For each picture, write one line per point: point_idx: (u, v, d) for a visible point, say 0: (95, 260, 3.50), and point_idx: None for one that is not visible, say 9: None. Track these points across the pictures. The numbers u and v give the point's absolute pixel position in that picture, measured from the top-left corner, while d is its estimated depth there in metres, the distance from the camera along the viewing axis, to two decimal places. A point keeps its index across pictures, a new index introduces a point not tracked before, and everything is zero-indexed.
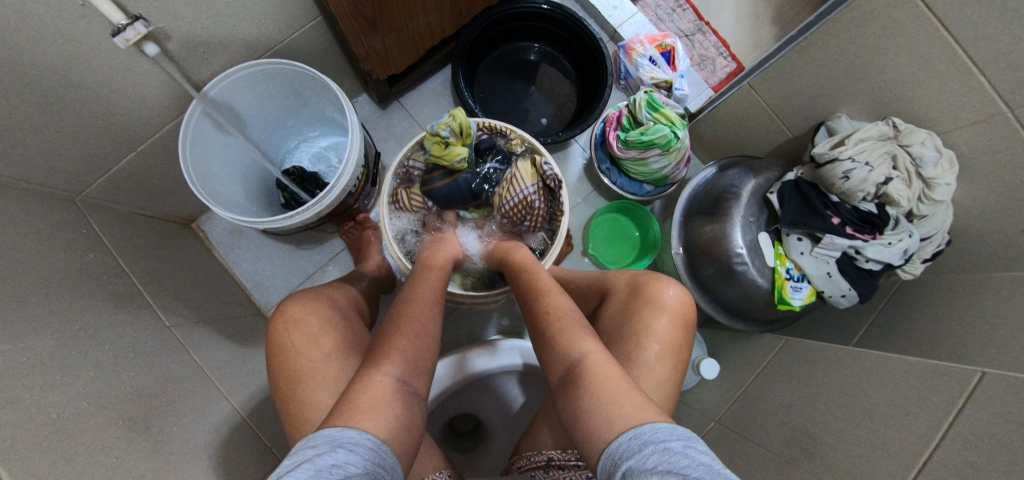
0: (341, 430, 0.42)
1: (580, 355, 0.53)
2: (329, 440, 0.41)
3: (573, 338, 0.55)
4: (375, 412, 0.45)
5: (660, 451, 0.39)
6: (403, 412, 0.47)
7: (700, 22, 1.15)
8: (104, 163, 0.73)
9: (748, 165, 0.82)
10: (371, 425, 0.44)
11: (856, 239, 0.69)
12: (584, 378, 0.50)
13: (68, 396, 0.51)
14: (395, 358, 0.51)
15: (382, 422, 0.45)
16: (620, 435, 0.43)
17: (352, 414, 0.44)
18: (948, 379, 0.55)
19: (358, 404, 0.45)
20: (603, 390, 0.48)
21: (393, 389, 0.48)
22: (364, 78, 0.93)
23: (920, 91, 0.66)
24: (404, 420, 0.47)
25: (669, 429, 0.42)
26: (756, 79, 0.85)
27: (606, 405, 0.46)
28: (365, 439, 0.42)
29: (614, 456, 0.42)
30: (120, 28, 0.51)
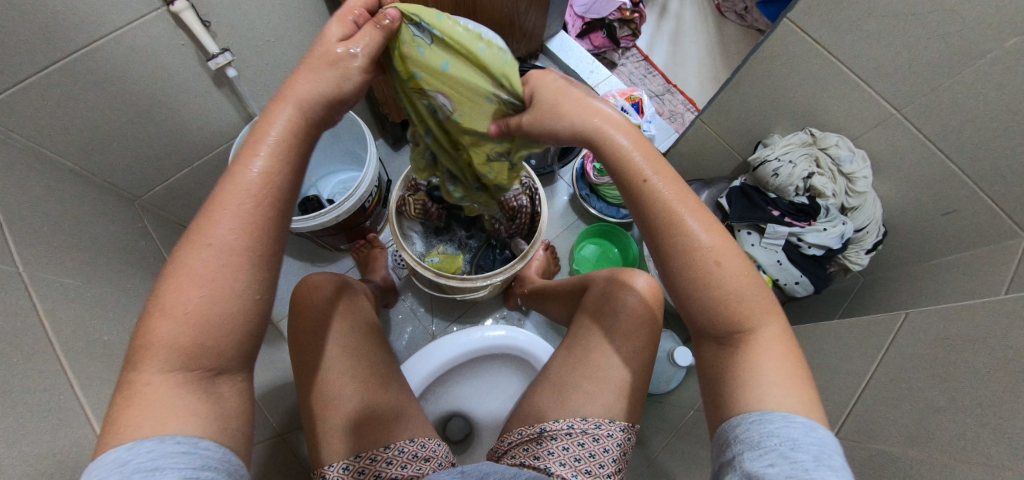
0: (108, 457, 0.36)
1: (753, 328, 0.47)
2: (117, 467, 0.35)
3: (749, 306, 0.47)
4: (161, 403, 0.39)
5: (786, 453, 0.39)
6: (202, 399, 0.41)
7: (668, 85, 1.37)
8: (166, 176, 0.90)
9: (704, 181, 0.96)
10: (176, 425, 0.39)
11: (795, 226, 0.79)
12: (753, 349, 0.46)
13: (114, 329, 0.61)
14: (168, 340, 0.39)
15: (178, 416, 0.39)
16: (745, 416, 0.43)
17: (126, 428, 0.37)
18: (878, 325, 0.62)
19: (133, 400, 0.38)
20: (769, 369, 0.45)
21: (177, 382, 0.40)
22: (383, 122, 1.13)
23: (828, 106, 0.82)
24: (201, 411, 0.40)
25: (806, 430, 0.41)
26: (705, 114, 1.02)
27: (762, 382, 0.45)
28: (174, 444, 0.38)
29: (736, 432, 0.43)
30: (214, 55, 0.74)
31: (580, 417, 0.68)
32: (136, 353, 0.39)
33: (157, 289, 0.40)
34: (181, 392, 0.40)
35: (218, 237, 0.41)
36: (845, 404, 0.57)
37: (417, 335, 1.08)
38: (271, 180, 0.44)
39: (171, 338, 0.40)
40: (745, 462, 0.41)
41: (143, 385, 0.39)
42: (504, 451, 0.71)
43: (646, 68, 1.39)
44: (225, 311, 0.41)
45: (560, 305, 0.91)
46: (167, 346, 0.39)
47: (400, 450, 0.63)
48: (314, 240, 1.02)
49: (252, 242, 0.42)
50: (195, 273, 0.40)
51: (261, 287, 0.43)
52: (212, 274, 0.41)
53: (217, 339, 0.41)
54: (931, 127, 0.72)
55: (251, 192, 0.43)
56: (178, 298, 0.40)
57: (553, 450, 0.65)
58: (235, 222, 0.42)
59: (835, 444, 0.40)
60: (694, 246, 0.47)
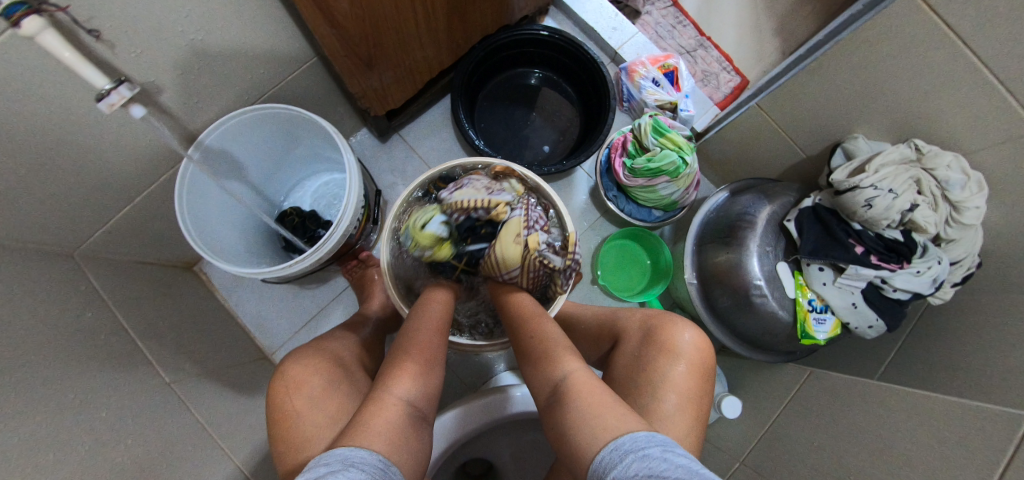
0: (347, 450, 0.43)
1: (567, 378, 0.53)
2: (343, 458, 0.41)
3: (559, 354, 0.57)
4: (386, 435, 0.45)
5: (643, 460, 0.41)
6: (413, 438, 0.48)
7: (701, 38, 1.13)
8: (100, 217, 0.71)
9: (763, 190, 0.79)
10: (375, 445, 0.44)
11: (883, 269, 0.65)
12: (572, 394, 0.51)
13: (63, 473, 0.49)
14: (405, 374, 0.53)
15: (385, 439, 0.45)
16: (603, 447, 0.44)
17: (365, 433, 0.45)
18: (997, 425, 0.51)
19: (369, 425, 0.46)
20: (585, 408, 0.49)
21: (407, 411, 0.49)
22: (363, 114, 0.91)
23: (941, 110, 0.63)
24: (407, 450, 0.47)
25: (648, 437, 0.43)
26: (765, 100, 0.82)
27: (587, 419, 0.47)
28: (376, 458, 0.42)
29: (597, 470, 0.43)
30: (104, 93, 0.49)
31: None
32: (386, 379, 0.52)
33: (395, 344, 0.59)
34: (401, 426, 0.47)
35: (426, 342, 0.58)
36: None
37: None
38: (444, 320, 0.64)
39: (409, 385, 0.52)
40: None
41: (385, 403, 0.49)
42: None
43: (676, 16, 1.13)
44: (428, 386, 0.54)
45: (588, 347, 0.75)
46: (405, 385, 0.51)
47: None
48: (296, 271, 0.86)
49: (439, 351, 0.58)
50: (421, 354, 0.56)
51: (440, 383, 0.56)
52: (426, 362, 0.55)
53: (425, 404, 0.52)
54: None
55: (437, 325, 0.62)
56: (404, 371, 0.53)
57: None
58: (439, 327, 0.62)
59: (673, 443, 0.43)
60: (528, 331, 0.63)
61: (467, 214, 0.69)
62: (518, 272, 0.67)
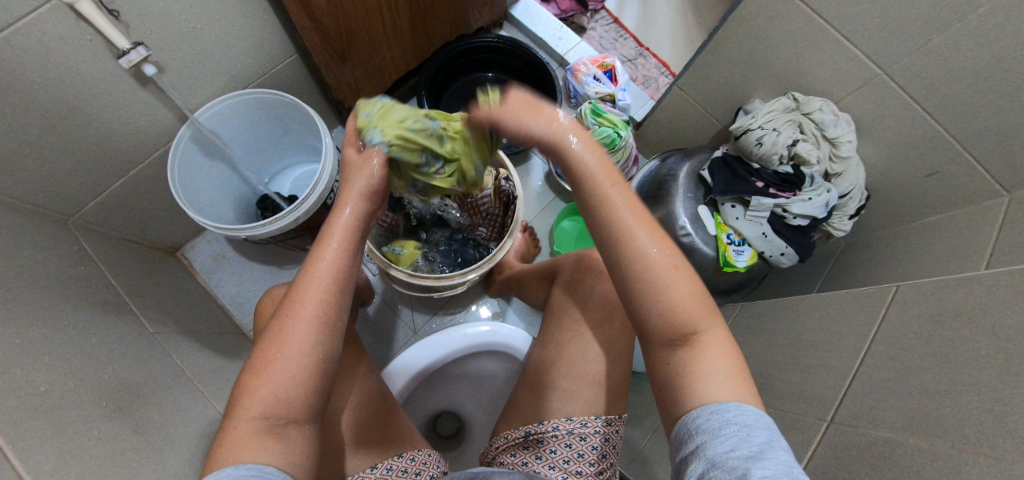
0: (222, 471, 0.41)
1: (702, 331, 0.44)
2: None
3: (688, 308, 0.45)
4: (254, 441, 0.43)
5: (743, 438, 0.38)
6: (279, 442, 0.44)
7: (639, 48, 1.30)
8: (99, 189, 0.81)
9: (684, 152, 0.92)
10: (250, 454, 0.42)
11: (780, 198, 0.76)
12: (704, 351, 0.44)
13: (55, 374, 0.55)
14: (269, 373, 0.46)
15: (263, 445, 0.43)
16: (701, 407, 0.41)
17: (234, 451, 0.42)
18: (869, 300, 0.60)
19: (230, 443, 0.43)
20: (717, 374, 0.42)
21: (258, 421, 0.44)
22: (340, 109, 1.05)
23: (809, 68, 0.78)
24: (286, 446, 0.45)
25: (757, 415, 0.39)
26: (683, 81, 0.97)
27: (715, 382, 0.42)
28: (245, 470, 0.41)
29: (692, 427, 0.41)
30: (125, 51, 0.65)
31: (565, 417, 0.66)
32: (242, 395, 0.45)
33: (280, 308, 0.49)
34: (263, 432, 0.44)
35: (303, 318, 0.47)
36: (838, 384, 0.56)
37: (397, 332, 1.04)
38: (345, 255, 0.51)
39: (272, 384, 0.45)
40: (707, 453, 0.38)
41: (235, 427, 0.44)
42: (493, 456, 0.69)
43: (617, 31, 1.31)
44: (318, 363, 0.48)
45: (537, 290, 0.88)
46: (267, 387, 0.45)
47: (388, 468, 0.61)
48: (274, 242, 0.95)
49: (330, 308, 0.49)
50: (286, 331, 0.47)
51: (334, 342, 0.49)
52: (320, 331, 0.48)
53: (295, 394, 0.46)
54: (918, 86, 0.68)
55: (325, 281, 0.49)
56: (271, 367, 0.46)
57: (541, 454, 0.64)
58: (327, 280, 0.49)
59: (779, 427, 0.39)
60: (638, 248, 0.45)
61: None
62: (490, 192, 0.81)
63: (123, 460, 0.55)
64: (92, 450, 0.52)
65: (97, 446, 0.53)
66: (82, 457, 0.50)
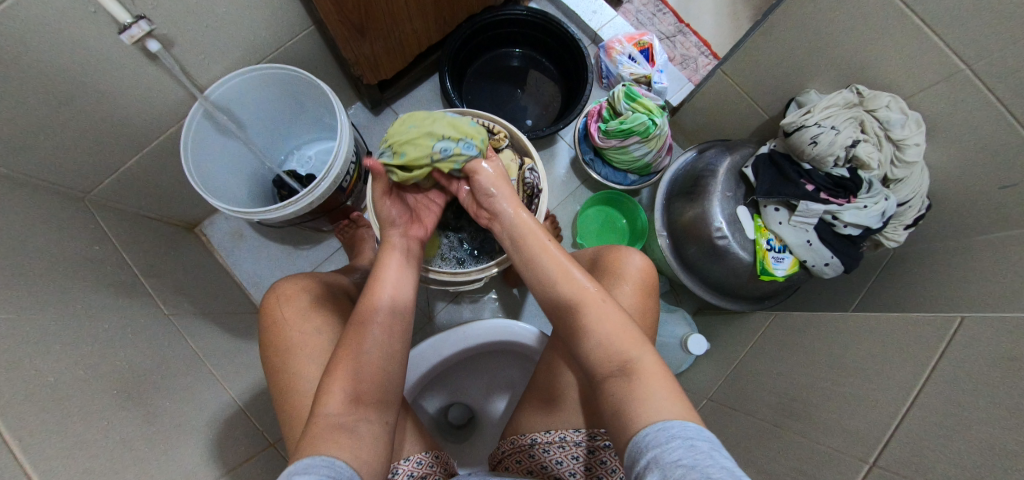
0: (301, 461, 0.43)
1: (634, 358, 0.47)
2: (291, 469, 0.42)
3: (618, 341, 0.49)
4: (334, 436, 0.46)
5: (688, 448, 0.37)
6: (350, 437, 0.47)
7: (680, 25, 1.20)
8: (113, 166, 0.79)
9: (725, 145, 0.85)
10: (327, 447, 0.45)
11: (831, 204, 0.70)
12: (637, 377, 0.46)
13: (67, 364, 0.54)
14: (348, 371, 0.51)
15: (338, 442, 0.46)
16: (648, 426, 0.41)
17: (309, 447, 0.45)
18: (927, 330, 0.54)
19: (309, 443, 0.45)
20: (655, 396, 0.44)
21: (335, 418, 0.47)
22: (358, 86, 0.99)
23: (880, 59, 0.69)
24: (357, 443, 0.47)
25: (698, 430, 0.40)
26: (728, 65, 0.88)
27: (648, 403, 0.43)
28: (320, 460, 0.43)
29: (638, 448, 0.41)
30: (127, 25, 0.59)
31: (572, 428, 0.63)
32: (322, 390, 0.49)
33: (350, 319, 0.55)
34: (342, 425, 0.47)
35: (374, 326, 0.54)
36: (885, 422, 0.51)
37: (412, 319, 1.02)
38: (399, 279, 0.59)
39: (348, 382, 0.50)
40: (657, 467, 0.37)
41: (316, 420, 0.47)
42: (499, 459, 0.67)
43: (656, 5, 1.20)
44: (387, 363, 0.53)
45: None
46: (344, 382, 0.50)
47: (394, 473, 0.59)
48: (290, 225, 0.93)
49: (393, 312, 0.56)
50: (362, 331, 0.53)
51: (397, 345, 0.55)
52: (381, 332, 0.54)
53: (373, 390, 0.51)
54: (1007, 86, 0.59)
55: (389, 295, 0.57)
56: (341, 370, 0.51)
57: (547, 464, 0.62)
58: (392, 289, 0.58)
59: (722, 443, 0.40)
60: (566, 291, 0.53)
61: None
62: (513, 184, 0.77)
63: (134, 453, 0.55)
64: (102, 445, 0.52)
65: (108, 440, 0.53)
66: (92, 453, 0.50)
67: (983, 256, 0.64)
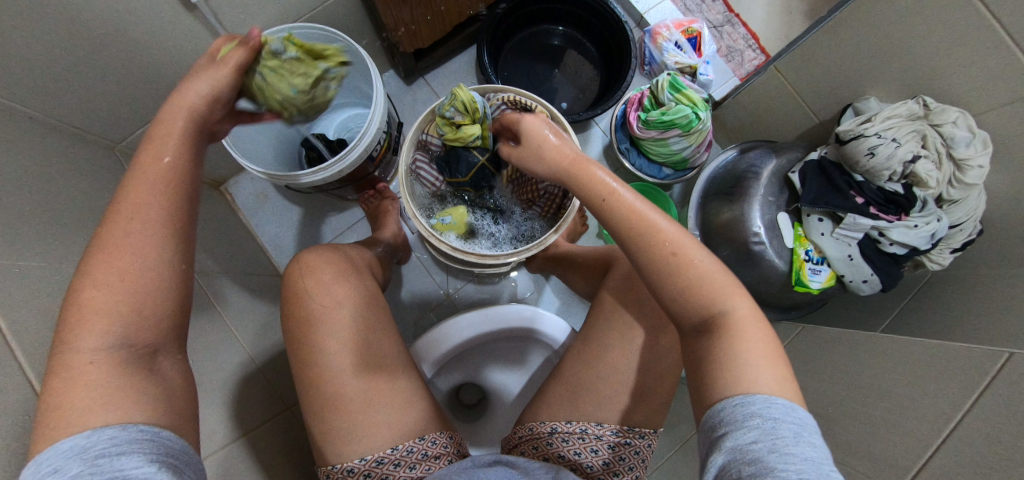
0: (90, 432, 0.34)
1: (728, 309, 0.45)
2: (80, 453, 0.33)
3: (713, 289, 0.46)
4: (101, 391, 0.36)
5: (768, 431, 0.37)
6: (148, 376, 0.39)
7: (730, 14, 1.14)
8: (144, 118, 0.77)
9: (771, 147, 0.81)
10: (116, 413, 0.36)
11: (881, 220, 0.67)
12: (738, 333, 0.44)
13: None
14: (100, 306, 0.37)
15: (115, 392, 0.36)
16: (726, 399, 0.41)
17: (60, 409, 0.34)
18: (971, 362, 0.52)
19: (62, 394, 0.35)
20: (752, 355, 0.43)
21: (114, 358, 0.37)
22: (393, 52, 0.96)
23: (954, 71, 0.64)
24: (147, 387, 0.38)
25: (785, 408, 0.39)
26: (783, 62, 0.84)
27: (753, 369, 0.42)
28: (127, 432, 0.35)
29: (713, 420, 0.41)
30: None
31: (595, 421, 0.63)
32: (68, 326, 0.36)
33: (98, 232, 0.39)
34: (121, 371, 0.37)
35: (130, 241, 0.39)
36: (917, 451, 0.51)
37: (431, 295, 1.02)
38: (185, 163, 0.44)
39: (106, 318, 0.37)
40: (730, 445, 0.38)
41: (74, 361, 0.36)
42: (515, 444, 0.67)
43: None
44: (155, 282, 0.40)
45: (586, 279, 0.84)
46: (103, 325, 0.37)
47: (409, 450, 0.59)
48: (316, 190, 0.92)
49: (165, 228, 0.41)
50: (116, 259, 0.38)
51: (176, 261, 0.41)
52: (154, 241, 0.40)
53: (156, 314, 0.40)
54: None
55: (152, 219, 0.40)
56: (94, 301, 0.37)
57: (564, 454, 0.62)
58: (155, 204, 0.41)
59: (814, 424, 0.39)
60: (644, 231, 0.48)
61: (515, 110, 0.77)
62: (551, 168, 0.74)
63: None
64: None
65: None
66: None
67: None
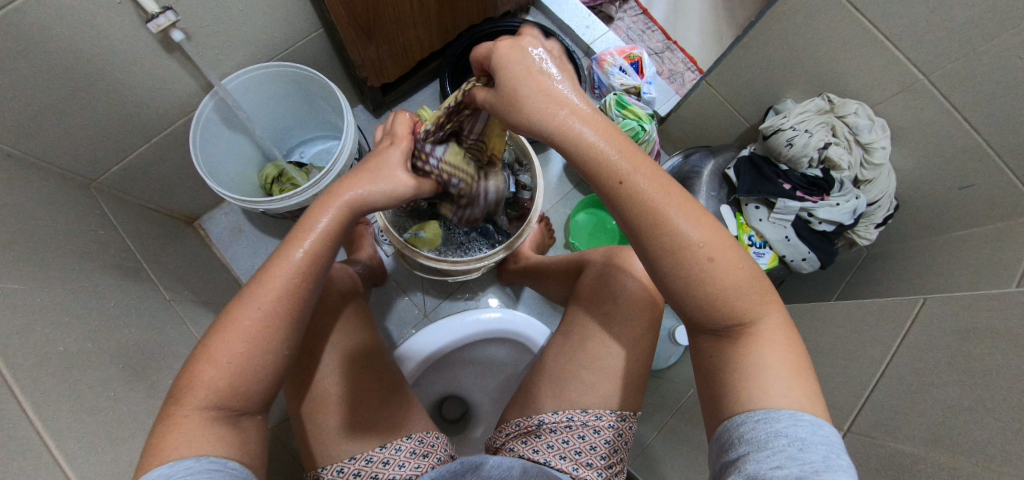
0: (181, 463, 0.39)
1: (755, 321, 0.43)
2: (164, 479, 0.37)
3: (743, 300, 0.43)
4: (198, 434, 0.41)
5: (794, 454, 0.37)
6: (233, 433, 0.43)
7: (668, 42, 1.27)
8: (120, 155, 0.81)
9: (709, 149, 0.91)
10: (206, 447, 0.41)
11: (807, 201, 0.75)
12: (758, 341, 0.43)
13: (76, 335, 0.56)
14: (208, 382, 0.42)
15: (213, 438, 0.41)
16: (748, 414, 0.41)
17: (168, 445, 0.40)
18: (896, 310, 0.58)
19: (167, 440, 0.41)
20: (770, 364, 0.42)
21: (210, 417, 0.42)
22: (362, 88, 1.04)
23: (851, 69, 0.75)
24: (235, 439, 0.43)
25: (813, 427, 0.38)
26: (713, 76, 0.94)
27: (773, 381, 0.41)
28: (206, 463, 0.40)
29: (737, 437, 0.41)
30: (154, 15, 0.64)
31: (581, 408, 0.66)
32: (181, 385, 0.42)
33: (223, 312, 0.45)
34: (215, 421, 0.42)
35: (255, 317, 0.44)
36: (858, 394, 0.55)
37: (409, 314, 1.05)
38: (318, 254, 0.48)
39: (210, 385, 0.42)
40: (750, 466, 0.38)
41: (182, 417, 0.41)
42: (502, 443, 0.68)
43: (645, 23, 1.28)
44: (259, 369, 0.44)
45: (558, 284, 0.88)
46: (205, 392, 0.42)
47: (397, 449, 0.60)
48: (292, 218, 0.96)
49: (291, 311, 0.46)
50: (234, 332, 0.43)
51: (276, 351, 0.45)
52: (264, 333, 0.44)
53: (251, 387, 0.44)
54: (961, 94, 0.66)
55: (265, 313, 0.44)
56: (213, 364, 0.43)
57: (553, 444, 0.63)
58: (277, 292, 0.45)
59: (841, 444, 0.38)
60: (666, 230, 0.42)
61: None
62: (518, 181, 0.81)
63: (136, 425, 0.56)
64: (107, 412, 0.53)
65: (113, 409, 0.54)
66: (99, 419, 0.51)
67: (955, 255, 0.69)
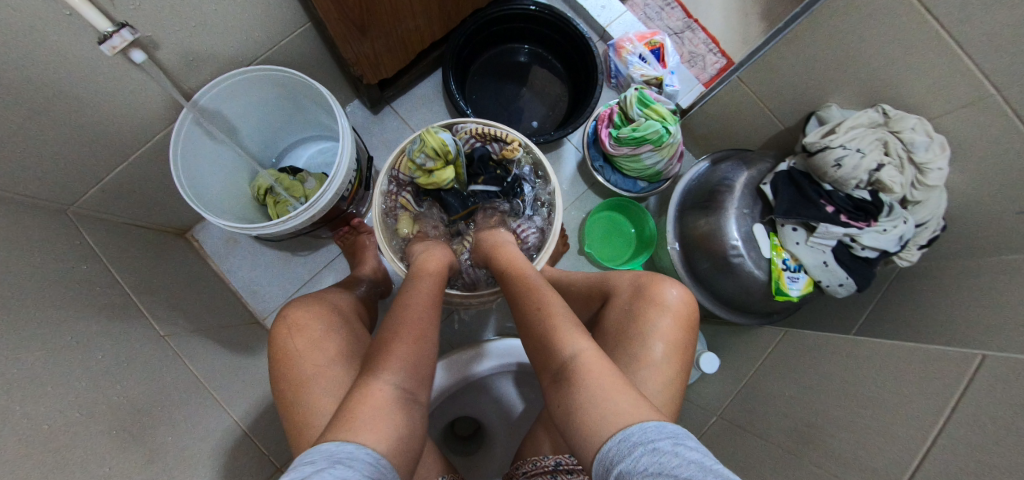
0: (348, 445, 0.40)
1: (574, 351, 0.49)
2: (332, 452, 0.38)
3: (563, 330, 0.52)
4: (379, 422, 0.43)
5: (651, 452, 0.37)
6: (410, 418, 0.46)
7: (689, 20, 1.15)
8: (96, 176, 0.73)
9: (741, 158, 0.83)
10: (367, 436, 0.41)
11: (851, 227, 0.69)
12: (580, 375, 0.47)
13: (66, 405, 0.51)
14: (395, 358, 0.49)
15: (389, 422, 0.44)
16: (609, 439, 0.40)
17: (353, 425, 0.42)
18: (950, 365, 0.54)
19: (355, 417, 0.43)
20: (596, 390, 0.45)
21: (395, 395, 0.46)
22: (356, 84, 0.94)
23: (909, 78, 0.66)
24: (407, 425, 0.45)
25: (658, 427, 0.39)
26: (746, 72, 0.85)
27: (597, 402, 0.44)
28: (365, 453, 0.40)
29: (604, 462, 0.40)
30: (108, 35, 0.54)
31: None
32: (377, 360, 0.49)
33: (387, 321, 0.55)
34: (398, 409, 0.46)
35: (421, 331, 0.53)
36: (907, 461, 0.52)
37: None
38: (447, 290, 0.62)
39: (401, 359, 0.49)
40: None
41: (372, 392, 0.45)
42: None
43: None
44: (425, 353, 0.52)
45: (581, 307, 0.81)
46: (398, 368, 0.48)
47: None
48: (290, 235, 0.89)
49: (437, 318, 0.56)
50: (412, 334, 0.52)
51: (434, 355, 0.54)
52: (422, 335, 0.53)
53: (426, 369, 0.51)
54: None
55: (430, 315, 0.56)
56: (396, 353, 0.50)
57: None
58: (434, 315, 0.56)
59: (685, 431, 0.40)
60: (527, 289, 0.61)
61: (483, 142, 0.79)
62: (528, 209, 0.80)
63: None
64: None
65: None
66: None
67: None
